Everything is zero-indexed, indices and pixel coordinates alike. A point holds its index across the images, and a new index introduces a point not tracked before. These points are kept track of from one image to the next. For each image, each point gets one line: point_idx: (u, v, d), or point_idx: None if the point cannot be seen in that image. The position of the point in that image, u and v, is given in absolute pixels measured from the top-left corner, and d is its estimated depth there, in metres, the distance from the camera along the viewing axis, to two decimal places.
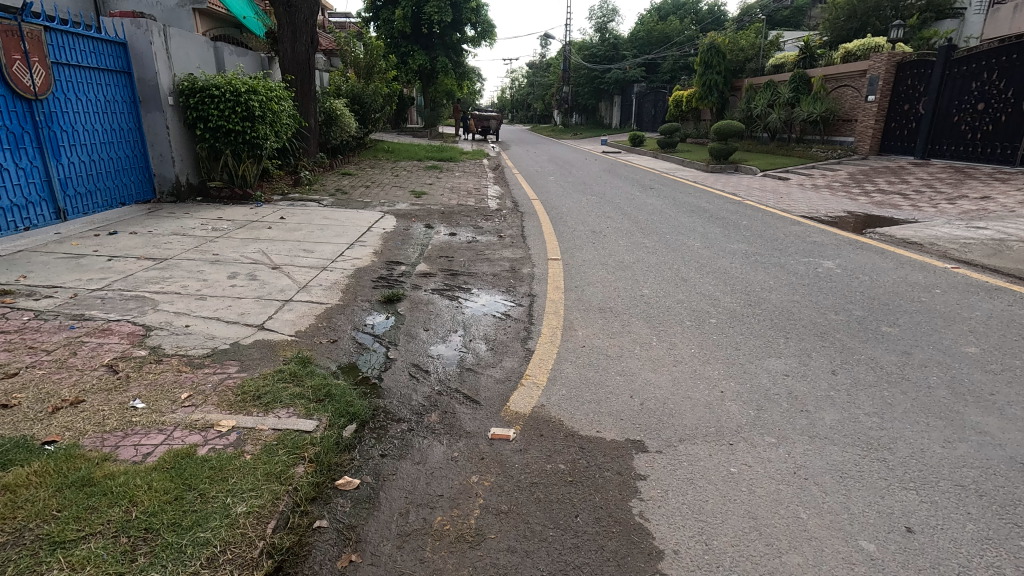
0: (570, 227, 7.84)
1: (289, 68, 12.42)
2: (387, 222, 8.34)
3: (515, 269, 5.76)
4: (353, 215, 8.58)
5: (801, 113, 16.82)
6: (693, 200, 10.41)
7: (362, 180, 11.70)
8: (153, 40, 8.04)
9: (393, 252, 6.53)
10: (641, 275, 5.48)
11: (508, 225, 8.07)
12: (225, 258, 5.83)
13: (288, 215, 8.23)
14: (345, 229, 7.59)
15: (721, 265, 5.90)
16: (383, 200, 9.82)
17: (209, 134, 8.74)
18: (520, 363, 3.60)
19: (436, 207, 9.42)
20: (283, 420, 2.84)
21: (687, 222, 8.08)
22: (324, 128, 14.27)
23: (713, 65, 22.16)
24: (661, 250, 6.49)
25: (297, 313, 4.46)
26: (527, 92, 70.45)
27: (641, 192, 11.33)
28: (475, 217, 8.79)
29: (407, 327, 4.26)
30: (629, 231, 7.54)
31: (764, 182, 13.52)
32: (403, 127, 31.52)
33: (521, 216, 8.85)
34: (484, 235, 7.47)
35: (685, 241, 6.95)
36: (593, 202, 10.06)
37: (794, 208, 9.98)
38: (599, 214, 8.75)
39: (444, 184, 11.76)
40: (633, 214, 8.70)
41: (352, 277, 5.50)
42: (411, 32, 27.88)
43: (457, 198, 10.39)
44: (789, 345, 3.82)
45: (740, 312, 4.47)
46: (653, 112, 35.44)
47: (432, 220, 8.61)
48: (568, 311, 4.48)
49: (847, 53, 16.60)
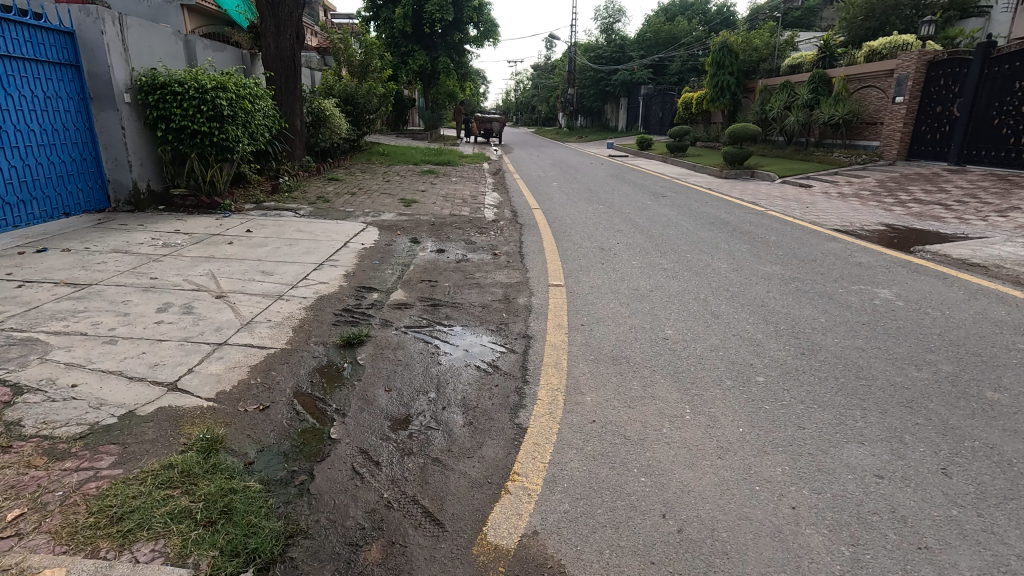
0: (575, 242, 6.89)
1: (272, 66, 11.54)
2: (369, 235, 7.40)
3: (509, 300, 4.79)
4: (331, 226, 7.64)
5: (822, 115, 15.84)
6: (711, 210, 9.44)
7: (350, 186, 10.77)
8: (105, 29, 7.13)
9: (368, 275, 5.58)
10: (662, 309, 4.50)
11: (504, 240, 7.13)
12: (163, 284, 4.89)
13: (257, 227, 7.31)
14: (317, 245, 6.63)
15: (756, 295, 4.92)
16: (369, 209, 8.90)
17: (172, 135, 7.85)
18: (505, 451, 2.63)
19: (427, 218, 8.49)
20: (138, 568, 1.88)
21: (708, 238, 7.12)
22: (313, 130, 13.37)
23: (725, 65, 21.16)
24: (682, 273, 5.54)
25: (226, 363, 3.51)
26: (532, 94, 69.63)
27: (653, 201, 10.36)
28: (468, 229, 7.85)
29: (365, 386, 3.29)
30: (643, 248, 6.58)
31: (784, 190, 12.52)
32: (403, 129, 30.60)
33: (520, 229, 7.91)
34: (477, 252, 6.52)
35: (709, 262, 5.99)
36: (600, 212, 9.11)
37: (824, 220, 9.00)
38: (608, 227, 7.79)
39: (438, 192, 10.83)
40: (647, 228, 7.73)
41: (311, 308, 4.54)
42: (412, 31, 27.05)
43: (451, 207, 9.45)
44: (870, 422, 2.84)
45: (792, 366, 3.50)
46: (660, 115, 34.44)
47: (420, 232, 7.67)
48: (573, 364, 3.50)
49: (871, 52, 15.60)
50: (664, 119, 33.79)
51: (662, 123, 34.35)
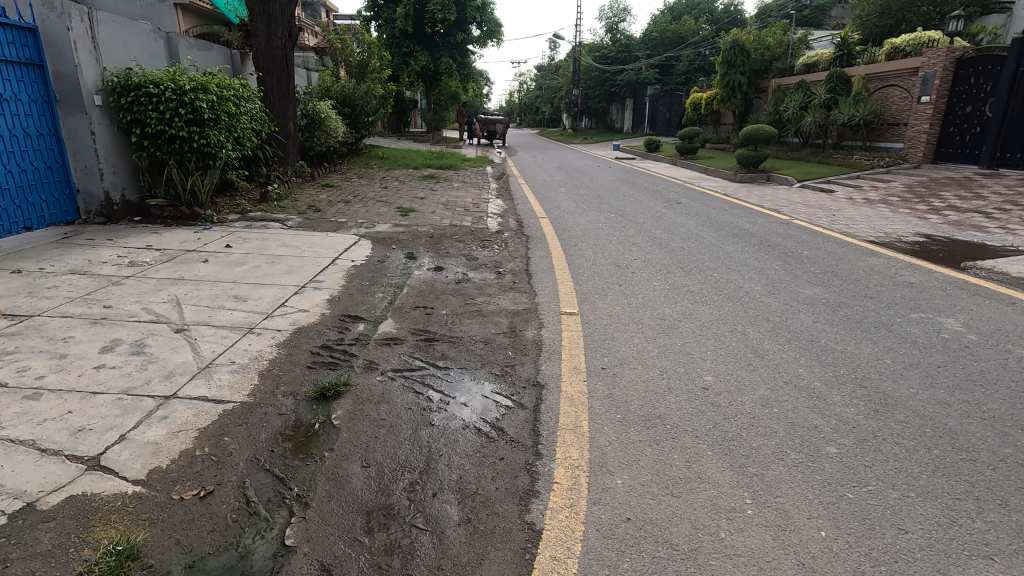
0: (588, 258, 6.22)
1: (263, 66, 10.92)
2: (361, 249, 6.76)
3: (516, 333, 4.13)
4: (320, 240, 7.00)
5: (841, 116, 15.15)
6: (732, 219, 8.75)
7: (345, 193, 10.14)
8: (72, 25, 6.50)
9: (356, 299, 4.93)
10: (694, 346, 3.85)
11: (508, 255, 6.49)
12: (116, 314, 4.24)
13: (238, 241, 6.68)
14: (302, 263, 5.99)
15: (801, 325, 4.26)
16: (363, 219, 8.26)
17: (149, 141, 7.24)
18: (514, 572, 1.99)
19: (425, 229, 7.85)
20: None
21: (734, 253, 6.46)
22: (308, 133, 12.75)
23: (737, 64, 20.53)
24: (712, 298, 4.88)
25: (170, 425, 2.86)
26: (535, 95, 68.94)
27: (667, 208, 9.70)
28: (469, 243, 7.20)
29: (338, 459, 2.65)
30: (663, 265, 5.92)
31: (804, 195, 11.82)
32: (404, 131, 30.01)
33: (526, 242, 7.26)
34: (479, 270, 5.88)
35: (741, 283, 5.32)
36: (612, 221, 8.45)
37: (855, 230, 8.31)
38: (623, 240, 7.13)
39: (438, 199, 10.18)
40: (665, 240, 7.09)
41: (284, 345, 3.90)
42: (414, 31, 26.46)
43: (452, 216, 8.80)
44: (990, 521, 2.18)
45: (867, 429, 2.83)
46: (667, 116, 33.66)
47: (417, 246, 7.02)
48: (596, 427, 2.85)
49: (893, 49, 14.90)
50: (671, 120, 33.02)
51: (668, 124, 33.58)
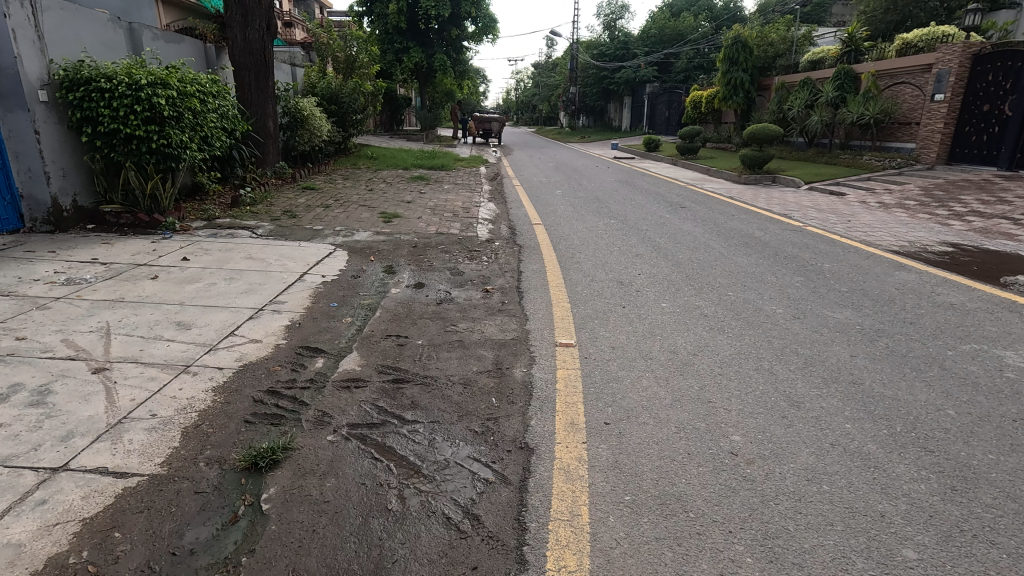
0: (586, 273, 5.59)
1: (239, 60, 10.24)
2: (336, 261, 6.11)
3: (502, 372, 3.48)
4: (290, 250, 6.34)
5: (849, 114, 14.54)
6: (741, 225, 8.12)
7: (326, 197, 9.47)
8: (9, 12, 5.79)
9: (319, 326, 4.28)
10: (715, 392, 3.21)
11: (498, 269, 5.84)
12: (28, 348, 3.58)
13: (198, 254, 6.01)
14: (265, 280, 5.32)
15: (838, 361, 3.62)
16: (342, 226, 7.60)
17: (102, 141, 6.58)
18: None
19: (409, 237, 7.20)
20: None
21: (748, 267, 5.83)
22: (291, 132, 12.08)
23: (739, 61, 19.97)
24: (730, 325, 4.25)
25: (46, 515, 2.20)
26: (532, 93, 68.20)
27: (671, 213, 9.07)
28: (456, 254, 6.55)
29: (257, 571, 2.00)
30: (671, 282, 5.28)
31: (814, 198, 11.21)
32: (398, 130, 29.35)
33: (519, 252, 6.61)
34: (464, 288, 5.23)
35: (761, 304, 4.69)
36: (612, 228, 7.82)
37: (874, 237, 7.70)
38: (625, 251, 6.49)
39: (426, 203, 9.52)
40: (670, 251, 6.46)
41: (222, 390, 3.24)
42: (407, 27, 25.78)
43: (439, 222, 8.14)
44: None
45: (949, 518, 2.19)
46: (666, 114, 32.99)
47: (398, 258, 6.37)
48: (599, 520, 2.20)
49: (905, 44, 14.29)
50: (671, 118, 32.35)
51: (668, 122, 32.92)
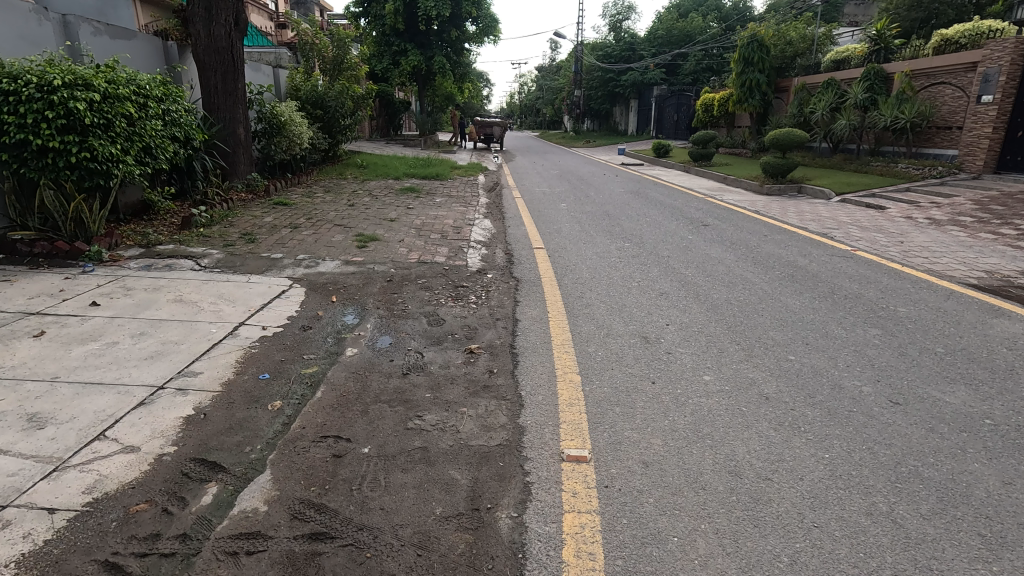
0: (601, 324, 4.39)
1: (204, 59, 9.16)
2: (288, 304, 4.94)
3: (479, 520, 2.28)
4: (234, 289, 5.17)
5: (881, 118, 13.36)
6: (777, 249, 6.91)
7: (298, 215, 8.31)
8: None
9: (232, 417, 3.07)
10: (819, 570, 2.01)
11: (488, 316, 4.65)
12: None
13: (116, 295, 4.83)
14: (187, 335, 4.13)
15: (989, 493, 2.41)
16: (306, 253, 6.42)
17: (10, 155, 5.42)
18: None
19: (385, 268, 6.02)
20: None
21: (803, 313, 4.63)
22: (267, 140, 10.96)
23: (755, 61, 18.84)
24: (806, 416, 3.04)
25: None
26: (536, 96, 67.05)
27: (692, 234, 7.87)
28: (437, 292, 5.35)
29: None
30: (711, 340, 4.07)
31: (850, 213, 9.97)
32: (395, 136, 28.31)
33: (515, 289, 5.41)
34: (443, 348, 4.02)
35: (839, 377, 3.48)
36: (626, 253, 6.63)
37: (940, 264, 6.47)
38: (644, 288, 5.29)
39: (411, 221, 8.34)
40: (702, 289, 5.26)
41: (31, 564, 2.03)
42: (405, 28, 24.70)
43: (423, 247, 6.96)
44: None
45: None
46: (674, 117, 31.72)
47: (365, 298, 5.19)
48: None
49: (944, 41, 13.10)
50: (679, 122, 31.11)
51: (676, 126, 31.67)
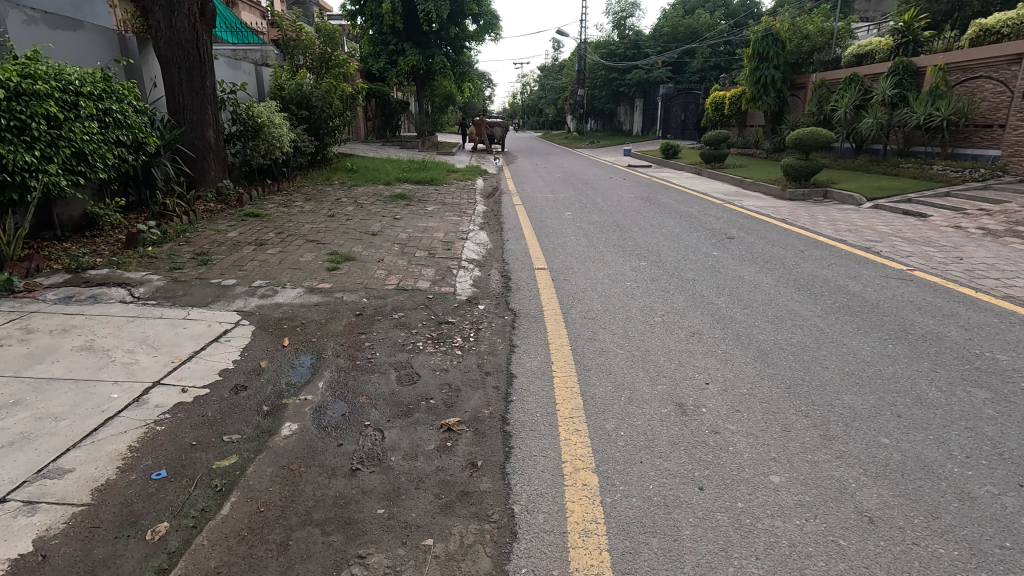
0: (621, 384, 3.38)
1: (165, 53, 8.20)
2: (228, 348, 3.95)
3: None
4: (163, 330, 4.17)
5: (912, 116, 12.32)
6: (820, 270, 5.89)
7: (268, 228, 7.33)
8: None
9: (84, 560, 2.07)
10: None
11: (475, 370, 3.64)
12: None
13: (7, 342, 3.83)
14: (75, 403, 3.13)
15: None
16: (264, 277, 5.41)
17: None
18: None
19: (356, 297, 5.01)
20: None
21: (879, 365, 3.60)
22: (242, 144, 9.99)
23: (769, 57, 17.79)
24: (940, 560, 2.03)
25: None
26: (538, 95, 66.04)
27: (717, 249, 6.85)
28: (415, 331, 4.34)
29: None
30: (769, 410, 3.06)
31: (888, 222, 8.94)
32: (392, 138, 27.32)
33: (512, 327, 4.41)
34: (411, 425, 3.02)
35: (963, 479, 2.47)
36: (642, 276, 5.62)
37: (1017, 288, 5.44)
38: (670, 327, 4.28)
39: (396, 235, 7.34)
40: (742, 328, 4.24)
41: None
42: (402, 27, 23.64)
43: (405, 268, 5.96)
44: None
45: None
46: (682, 117, 30.69)
47: (325, 340, 4.18)
48: None
49: (982, 31, 12.04)
50: (686, 121, 30.07)
51: (683, 125, 30.64)
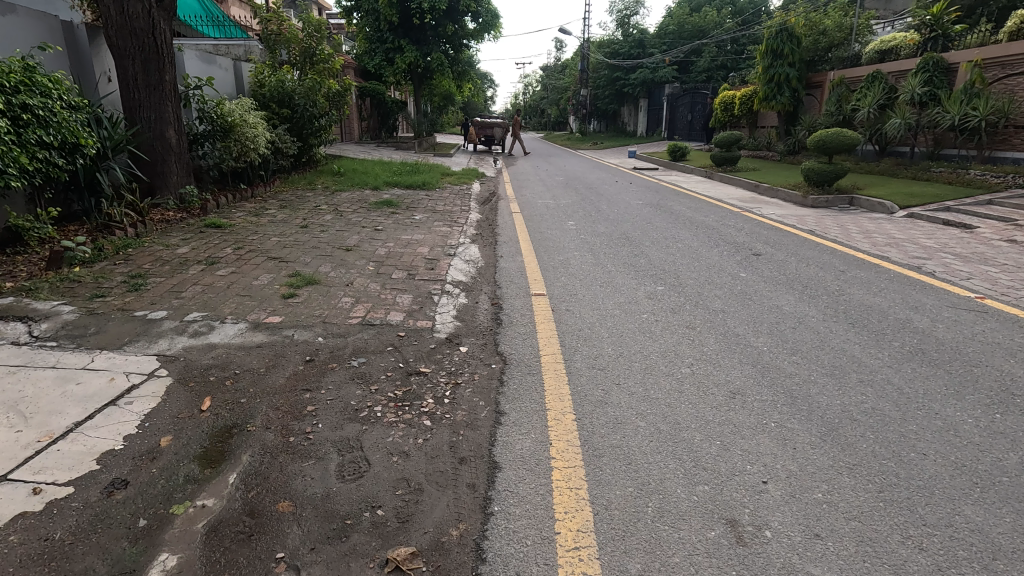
0: (647, 485, 2.42)
1: (117, 42, 7.28)
2: (124, 416, 3.00)
3: None
4: (49, 386, 3.22)
5: (945, 116, 11.37)
6: (872, 297, 4.95)
7: (227, 243, 6.41)
8: None
9: None
10: None
11: (446, 456, 2.69)
12: None
13: None
14: None
15: None
16: (204, 307, 4.47)
17: None
18: None
19: (310, 336, 4.07)
20: None
21: (996, 450, 2.66)
22: (211, 145, 9.07)
23: (784, 53, 16.86)
24: None
25: None
26: (541, 95, 65.16)
27: (743, 269, 5.91)
28: (376, 388, 3.39)
29: None
30: (864, 537, 2.12)
31: (928, 234, 8.00)
32: (389, 138, 26.44)
33: (501, 380, 3.45)
34: (344, 558, 2.07)
35: None
36: (660, 307, 4.68)
37: None
38: (703, 385, 3.34)
39: (373, 250, 6.41)
40: (794, 385, 3.31)
41: None
42: (399, 23, 22.73)
43: (378, 293, 5.03)
44: None
45: None
46: (688, 117, 29.75)
47: (258, 400, 3.24)
48: None
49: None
50: (693, 122, 29.15)
51: (690, 126, 29.74)
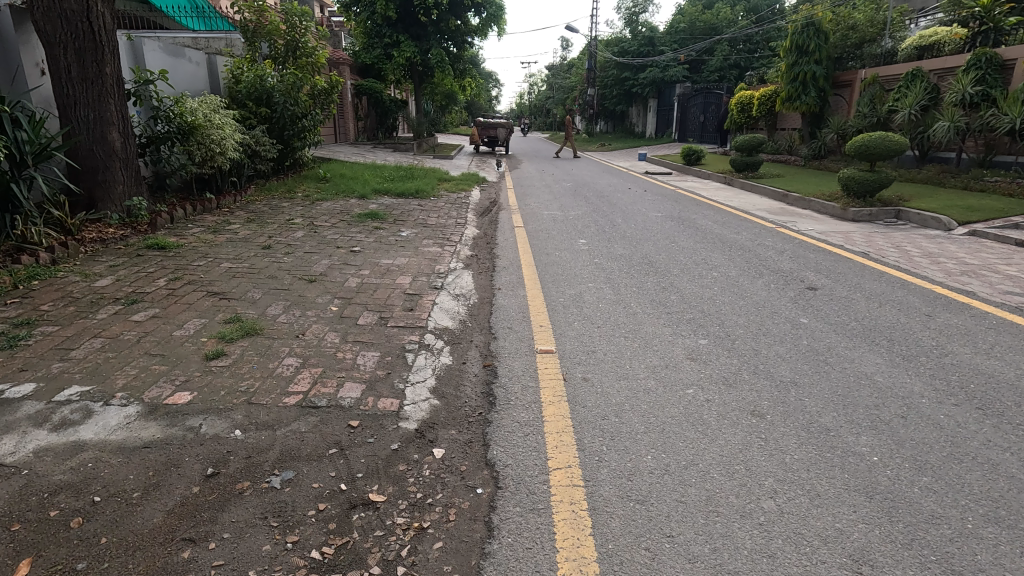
0: None
1: (44, 28, 6.14)
2: None
3: None
4: None
5: (1002, 118, 10.14)
6: (988, 360, 3.74)
7: (164, 272, 5.25)
8: None
9: None
10: None
11: None
12: None
13: None
14: None
15: None
16: (90, 378, 3.29)
17: None
18: None
19: (223, 430, 2.88)
20: None
21: None
22: (170, 148, 7.92)
23: (810, 50, 15.62)
24: None
25: None
26: (546, 95, 64.08)
27: (802, 312, 4.71)
28: (294, 540, 2.20)
29: None
30: None
31: (1004, 258, 6.79)
32: (389, 138, 25.26)
33: (488, 526, 2.26)
34: None
35: None
36: (710, 378, 3.48)
37: None
38: (802, 541, 2.15)
39: (342, 281, 5.24)
40: (946, 543, 2.12)
41: None
42: (398, 17, 21.56)
43: (336, 348, 3.84)
44: None
45: None
46: (701, 117, 28.51)
47: (106, 565, 2.06)
48: None
49: None
50: (706, 123, 27.93)
51: (703, 127, 28.47)
